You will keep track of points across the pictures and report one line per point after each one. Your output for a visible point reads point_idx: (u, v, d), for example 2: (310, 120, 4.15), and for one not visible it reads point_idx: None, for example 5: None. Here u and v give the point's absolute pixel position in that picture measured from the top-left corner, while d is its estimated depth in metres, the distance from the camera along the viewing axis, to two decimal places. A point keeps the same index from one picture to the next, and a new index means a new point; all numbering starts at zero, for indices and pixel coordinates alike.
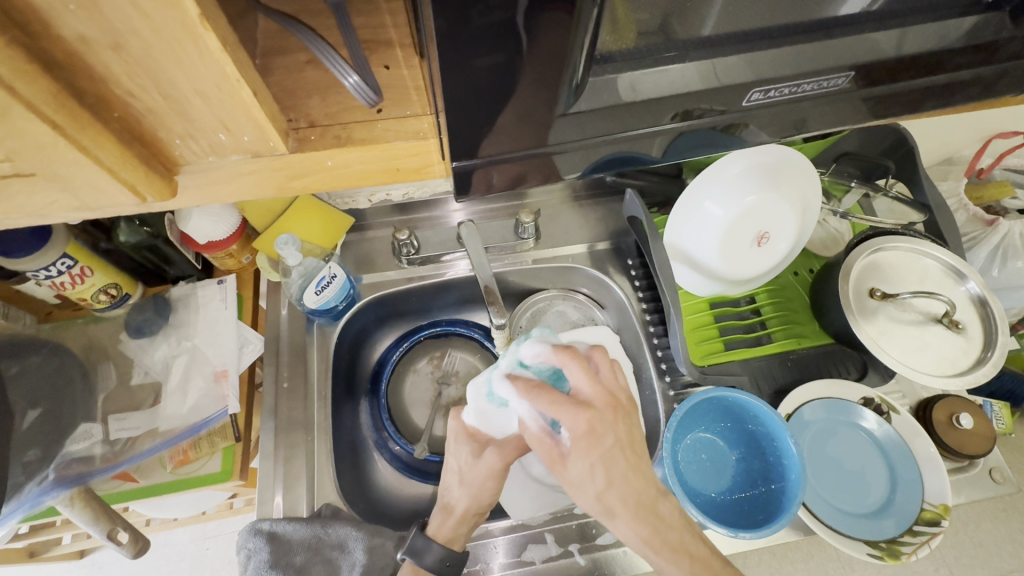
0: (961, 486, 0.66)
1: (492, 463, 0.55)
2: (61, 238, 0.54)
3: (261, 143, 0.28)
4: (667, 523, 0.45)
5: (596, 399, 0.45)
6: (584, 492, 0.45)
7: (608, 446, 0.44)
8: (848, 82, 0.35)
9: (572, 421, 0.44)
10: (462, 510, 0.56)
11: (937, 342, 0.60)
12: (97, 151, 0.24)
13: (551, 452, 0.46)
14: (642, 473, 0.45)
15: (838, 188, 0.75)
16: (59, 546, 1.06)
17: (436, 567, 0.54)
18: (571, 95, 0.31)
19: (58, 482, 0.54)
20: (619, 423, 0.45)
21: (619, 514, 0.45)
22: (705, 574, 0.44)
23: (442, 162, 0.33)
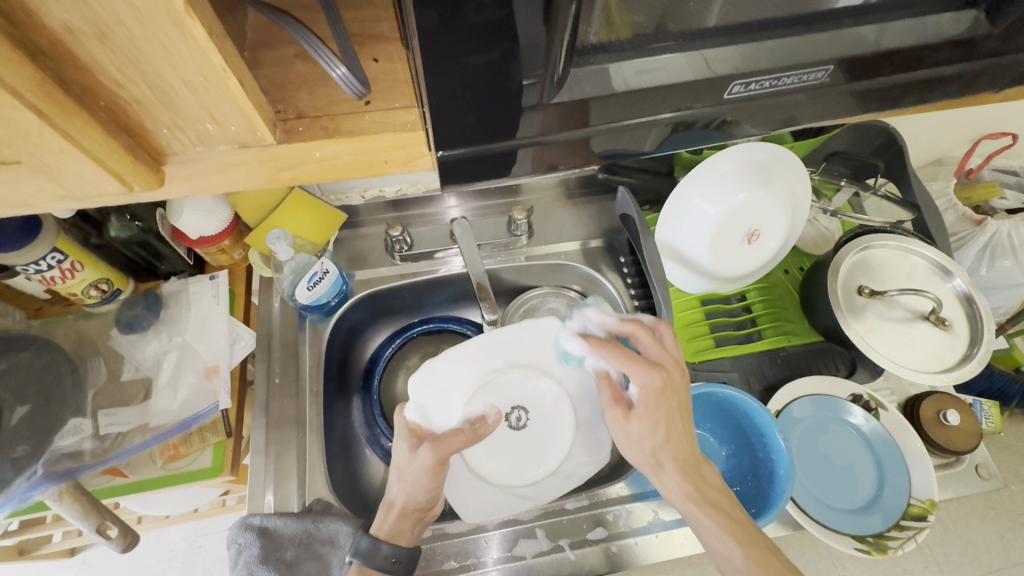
0: (948, 481, 0.67)
1: (427, 458, 0.53)
2: (50, 233, 0.55)
3: (249, 134, 0.29)
4: (707, 481, 0.52)
5: (665, 363, 0.52)
6: (641, 444, 0.52)
7: (672, 405, 0.51)
8: (832, 77, 0.35)
9: (646, 378, 0.50)
10: (402, 504, 0.54)
11: (924, 338, 0.60)
12: (82, 140, 0.24)
13: (619, 402, 0.53)
14: (690, 435, 0.52)
15: (829, 187, 0.74)
16: (51, 543, 1.06)
17: (386, 567, 0.52)
18: (550, 88, 0.31)
19: (48, 477, 0.55)
20: (680, 388, 0.51)
21: (668, 467, 0.51)
22: (740, 533, 0.49)
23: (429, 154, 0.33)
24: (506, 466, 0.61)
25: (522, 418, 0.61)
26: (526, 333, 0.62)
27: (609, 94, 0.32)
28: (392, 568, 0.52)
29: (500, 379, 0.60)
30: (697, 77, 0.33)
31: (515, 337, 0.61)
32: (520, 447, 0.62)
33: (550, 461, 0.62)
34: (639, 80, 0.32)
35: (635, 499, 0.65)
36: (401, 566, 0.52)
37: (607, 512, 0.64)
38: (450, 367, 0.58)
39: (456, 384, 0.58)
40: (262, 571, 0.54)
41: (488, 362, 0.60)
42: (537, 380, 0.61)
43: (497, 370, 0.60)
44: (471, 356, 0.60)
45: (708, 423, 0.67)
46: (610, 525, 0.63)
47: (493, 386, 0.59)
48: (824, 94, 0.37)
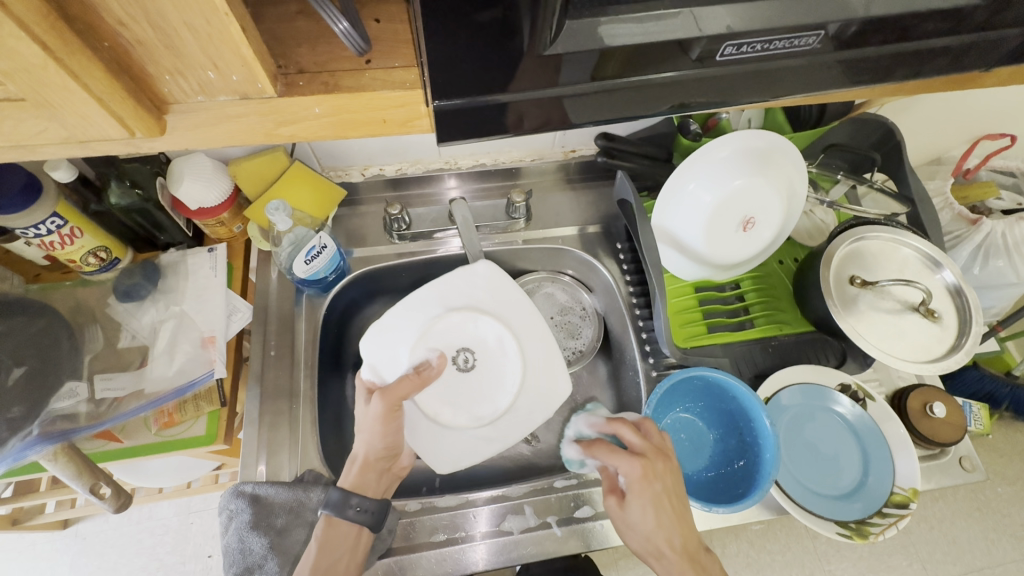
0: (931, 472, 0.68)
1: (377, 408, 0.57)
2: (50, 198, 0.55)
3: (250, 84, 0.29)
4: (711, 571, 0.51)
5: (647, 449, 0.53)
6: (637, 534, 0.52)
7: (659, 490, 0.52)
8: (821, 42, 0.35)
9: (630, 468, 0.52)
10: (365, 455, 0.57)
11: (913, 329, 0.61)
12: (85, 78, 0.25)
13: (614, 491, 0.55)
14: (684, 521, 0.52)
15: (826, 180, 0.76)
16: (45, 513, 1.07)
17: (355, 517, 0.54)
18: (546, 39, 0.30)
19: (43, 437, 0.56)
20: (665, 470, 0.53)
21: (667, 556, 0.51)
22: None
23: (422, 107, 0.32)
24: (461, 408, 0.65)
25: (470, 360, 0.66)
26: (461, 282, 0.67)
27: (598, 48, 0.32)
28: (359, 517, 0.54)
29: (440, 326, 0.65)
30: (690, 35, 0.33)
31: (450, 286, 0.66)
32: (472, 387, 0.66)
33: (500, 399, 0.65)
34: (638, 38, 0.32)
35: None
36: (369, 516, 0.55)
37: (596, 491, 0.65)
38: (391, 321, 0.64)
39: (400, 336, 0.64)
40: (253, 537, 0.55)
41: (427, 313, 0.65)
42: (477, 322, 0.66)
43: (436, 318, 0.65)
44: (409, 308, 0.65)
45: (697, 407, 0.67)
46: (597, 504, 0.64)
47: (434, 332, 0.65)
48: (819, 64, 0.37)
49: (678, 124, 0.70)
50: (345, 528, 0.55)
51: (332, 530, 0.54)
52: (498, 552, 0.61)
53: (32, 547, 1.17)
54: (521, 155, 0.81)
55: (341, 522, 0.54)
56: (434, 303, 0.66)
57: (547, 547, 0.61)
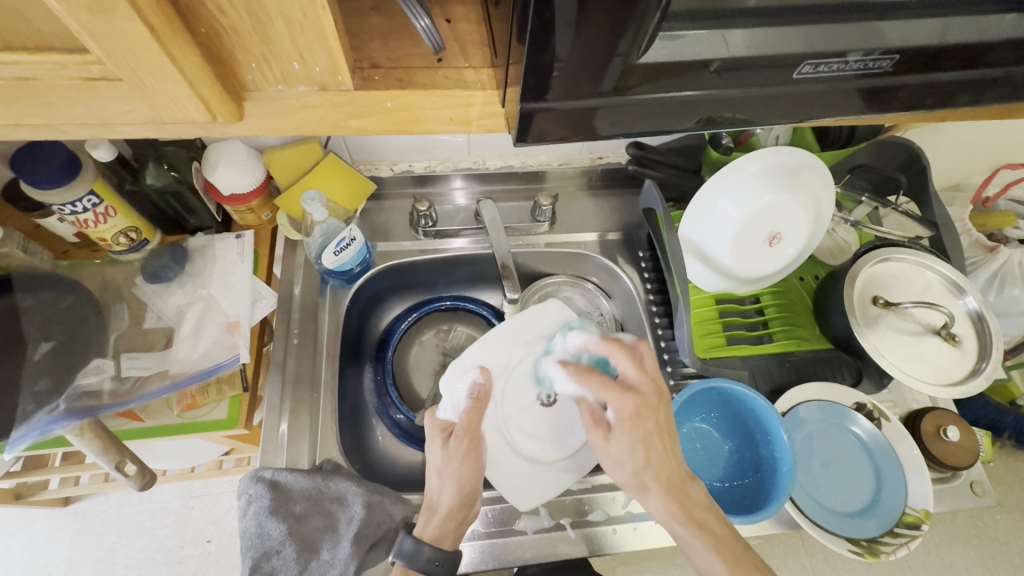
0: (942, 495, 0.68)
1: (462, 445, 0.58)
2: (88, 175, 0.56)
3: (330, 76, 0.30)
4: (694, 500, 0.52)
5: (642, 385, 0.52)
6: (622, 466, 0.52)
7: (650, 427, 0.51)
8: (894, 66, 0.36)
9: (621, 403, 0.51)
10: (447, 507, 0.56)
11: (933, 352, 0.62)
12: (182, 61, 0.26)
13: (598, 424, 0.54)
14: (676, 455, 0.53)
15: (850, 199, 0.76)
16: (47, 489, 1.07)
17: (427, 569, 0.53)
18: (641, 48, 0.31)
19: (69, 413, 0.56)
20: (661, 409, 0.52)
21: (652, 488, 0.52)
22: (726, 552, 0.50)
23: (507, 107, 0.34)
24: (545, 442, 0.63)
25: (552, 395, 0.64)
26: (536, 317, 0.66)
27: (668, 56, 0.32)
28: (434, 570, 0.53)
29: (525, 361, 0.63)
30: (722, 55, 0.33)
31: (527, 322, 0.65)
32: (555, 422, 0.64)
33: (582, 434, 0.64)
34: (705, 52, 0.33)
35: None
36: (441, 568, 0.54)
37: (609, 496, 0.65)
38: (477, 355, 0.63)
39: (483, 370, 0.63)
40: (272, 522, 0.55)
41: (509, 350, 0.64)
42: None
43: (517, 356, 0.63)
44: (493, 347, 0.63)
45: (714, 418, 0.68)
46: (610, 508, 0.65)
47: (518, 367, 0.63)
48: (882, 85, 0.37)
49: (709, 137, 0.71)
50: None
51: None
52: (508, 550, 0.61)
53: (32, 523, 1.17)
54: (549, 158, 0.81)
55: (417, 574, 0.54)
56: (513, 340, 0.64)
57: (559, 549, 0.62)
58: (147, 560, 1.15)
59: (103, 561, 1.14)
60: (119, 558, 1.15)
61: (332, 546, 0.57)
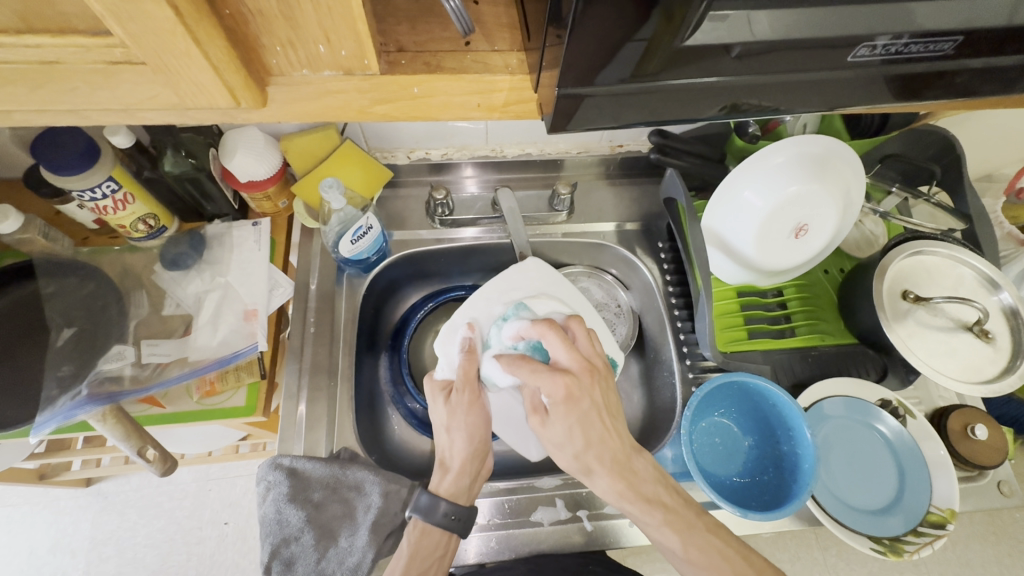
0: (968, 494, 0.67)
1: (464, 398, 0.59)
2: (107, 162, 0.56)
3: (356, 61, 0.29)
4: (642, 477, 0.51)
5: (573, 366, 0.52)
6: (562, 449, 0.50)
7: (585, 408, 0.50)
8: (955, 49, 0.34)
9: (552, 386, 0.50)
10: (459, 461, 0.58)
11: (965, 348, 0.60)
12: (207, 45, 0.25)
13: (536, 410, 0.52)
14: (616, 433, 0.51)
15: (879, 190, 0.74)
16: (70, 470, 1.09)
17: (445, 524, 0.55)
18: (685, 29, 0.29)
19: (91, 399, 0.57)
20: (595, 387, 0.51)
21: (597, 470, 0.50)
22: (677, 523, 0.50)
23: (539, 92, 0.33)
24: None
25: None
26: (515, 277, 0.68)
27: (707, 37, 0.31)
28: (451, 524, 0.55)
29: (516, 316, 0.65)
30: (763, 37, 0.32)
31: (509, 283, 0.66)
32: None
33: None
34: (740, 36, 0.31)
35: None
36: (459, 523, 0.55)
37: None
38: (466, 314, 0.64)
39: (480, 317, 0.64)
40: (291, 509, 0.56)
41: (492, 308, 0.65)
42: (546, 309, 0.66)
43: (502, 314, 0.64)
44: (480, 303, 0.65)
45: (734, 412, 0.67)
46: None
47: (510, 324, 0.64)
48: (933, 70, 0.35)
49: (735, 126, 0.69)
50: (436, 536, 0.55)
51: (424, 539, 0.55)
52: (523, 541, 0.62)
53: (55, 502, 1.19)
54: (567, 147, 0.80)
55: (433, 529, 0.55)
56: (497, 300, 0.65)
57: (575, 541, 0.62)
58: (166, 540, 1.18)
59: (124, 540, 1.17)
60: (139, 537, 1.17)
61: (350, 534, 0.58)
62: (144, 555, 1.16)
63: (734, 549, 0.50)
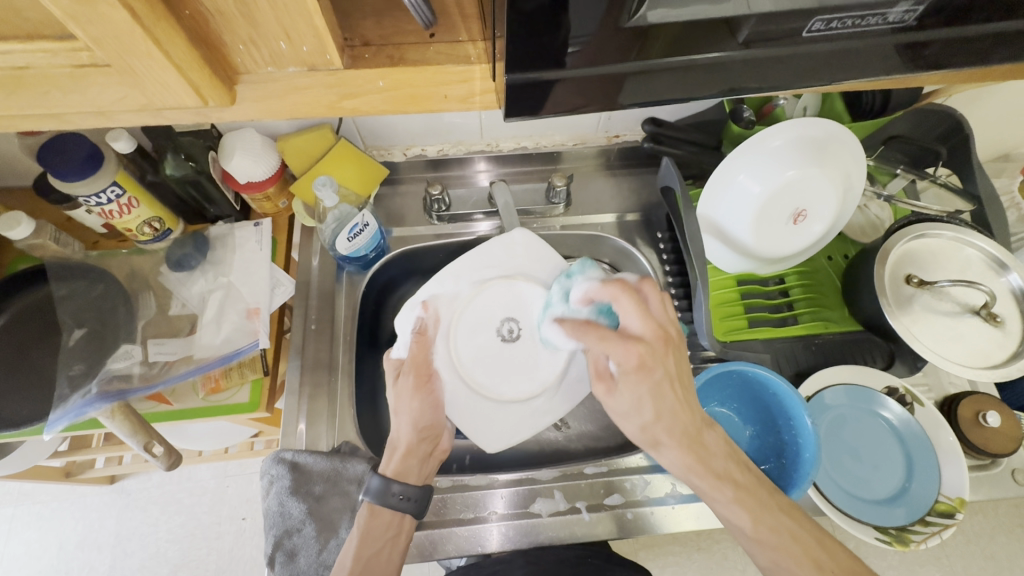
0: (980, 483, 0.65)
1: (410, 382, 0.59)
2: (111, 166, 0.58)
3: (318, 56, 0.30)
4: (712, 452, 0.50)
5: (647, 333, 0.49)
6: (630, 420, 0.51)
7: (658, 378, 0.49)
8: (916, 20, 0.33)
9: (624, 356, 0.48)
10: (406, 442, 0.57)
11: (971, 333, 0.58)
12: (168, 45, 0.26)
13: (602, 376, 0.52)
14: (688, 407, 0.50)
15: (884, 173, 0.71)
16: (94, 468, 1.13)
17: (396, 504, 0.55)
18: (625, 15, 0.29)
19: (101, 396, 0.59)
20: (670, 357, 0.49)
21: (665, 443, 0.50)
22: (747, 499, 0.49)
23: (496, 82, 0.33)
24: (512, 380, 0.64)
25: (514, 330, 0.65)
26: (497, 250, 0.67)
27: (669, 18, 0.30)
28: (402, 505, 0.55)
29: (484, 297, 0.65)
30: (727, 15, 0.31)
31: (481, 259, 0.66)
32: (518, 358, 0.64)
33: (544, 375, 0.64)
34: (701, 15, 0.31)
35: (654, 470, 0.65)
36: (411, 503, 0.55)
37: (625, 480, 0.65)
38: (426, 291, 0.65)
39: (438, 298, 0.65)
40: (293, 501, 0.58)
41: (459, 287, 0.66)
42: (521, 290, 0.66)
43: (466, 294, 0.65)
44: (445, 281, 0.65)
45: (735, 403, 0.67)
46: (627, 493, 0.64)
47: (477, 304, 0.65)
48: (909, 43, 0.35)
49: (731, 110, 0.67)
50: (386, 517, 0.55)
51: (374, 520, 0.54)
52: (521, 534, 0.62)
53: (81, 499, 1.24)
54: (563, 139, 0.80)
55: (383, 510, 0.55)
56: (466, 278, 0.66)
57: (575, 532, 0.62)
58: (187, 535, 1.21)
59: (148, 535, 1.21)
60: (162, 532, 1.21)
61: (350, 526, 0.59)
62: (167, 549, 1.20)
63: (809, 535, 0.47)
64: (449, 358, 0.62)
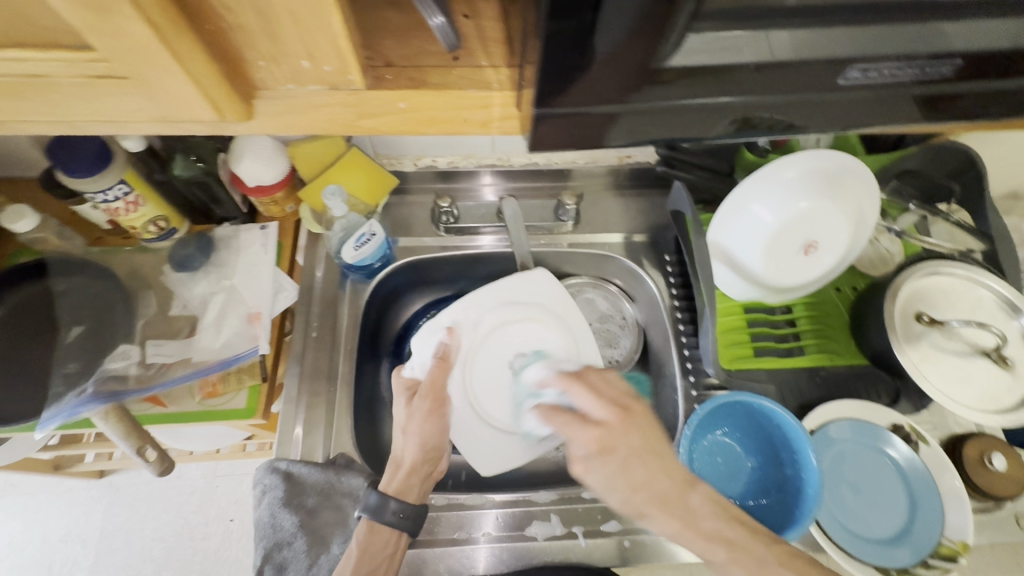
0: (984, 527, 0.64)
1: (425, 405, 0.58)
2: (119, 164, 0.57)
3: (340, 76, 0.29)
4: (698, 513, 0.46)
5: (607, 416, 0.48)
6: (610, 497, 0.47)
7: (624, 454, 0.47)
8: (954, 71, 0.33)
9: (585, 441, 0.47)
10: (411, 461, 0.57)
11: (980, 375, 0.58)
12: (186, 60, 0.25)
13: (574, 459, 0.48)
14: (665, 470, 0.47)
15: (895, 207, 0.70)
16: (83, 462, 1.11)
17: (393, 522, 0.54)
18: (663, 53, 0.29)
19: (95, 396, 0.58)
20: (632, 433, 0.48)
21: (647, 513, 0.47)
22: (743, 559, 0.45)
23: (525, 109, 0.32)
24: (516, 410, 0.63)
25: None
26: (521, 286, 0.68)
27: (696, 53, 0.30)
28: (400, 522, 0.54)
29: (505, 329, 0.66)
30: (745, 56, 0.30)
31: (513, 291, 0.67)
32: None
33: None
34: (726, 55, 0.30)
35: None
36: (409, 521, 0.55)
37: None
38: (450, 315, 0.65)
39: (457, 320, 0.65)
40: (285, 513, 0.57)
41: (482, 314, 0.66)
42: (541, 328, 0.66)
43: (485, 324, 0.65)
44: (467, 308, 0.66)
45: (737, 433, 0.65)
46: (624, 520, 0.63)
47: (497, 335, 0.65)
48: (937, 91, 0.34)
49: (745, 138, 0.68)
50: (386, 534, 0.55)
51: (373, 536, 0.54)
52: (513, 558, 0.61)
53: (68, 493, 1.22)
54: (575, 156, 0.79)
55: (381, 527, 0.54)
56: (487, 307, 0.66)
57: (570, 557, 0.61)
58: (173, 535, 1.19)
59: (134, 532, 1.19)
60: (147, 530, 1.20)
61: (343, 540, 0.58)
62: (152, 548, 1.18)
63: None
64: (462, 387, 0.63)
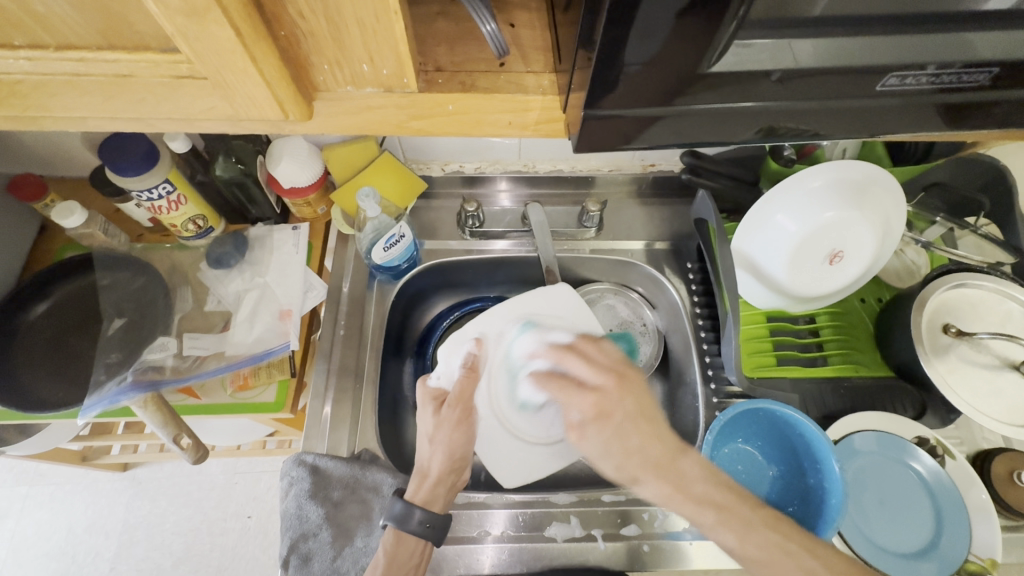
0: (1013, 545, 0.62)
1: (453, 415, 0.60)
2: (165, 164, 0.60)
3: (396, 78, 0.31)
4: (688, 477, 0.46)
5: (602, 380, 0.49)
6: (604, 463, 0.47)
7: (619, 421, 0.47)
8: (989, 80, 0.33)
9: (581, 405, 0.48)
10: (437, 472, 0.58)
11: (1011, 389, 0.57)
12: (262, 64, 0.27)
13: (571, 427, 0.49)
14: (658, 436, 0.47)
15: (923, 220, 0.71)
16: (109, 454, 1.14)
17: (420, 532, 0.55)
18: (709, 57, 0.30)
19: (134, 385, 0.60)
20: (627, 395, 0.48)
21: (641, 475, 0.46)
22: (733, 520, 0.45)
23: (568, 113, 0.34)
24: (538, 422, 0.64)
25: None
26: (545, 297, 0.68)
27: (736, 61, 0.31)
28: (427, 533, 0.56)
29: None
30: (783, 64, 0.32)
31: (538, 302, 0.68)
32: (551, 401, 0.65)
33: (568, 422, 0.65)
34: (762, 63, 0.31)
35: None
36: (435, 531, 0.56)
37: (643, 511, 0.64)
38: (477, 327, 0.66)
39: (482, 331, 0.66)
40: (311, 505, 0.58)
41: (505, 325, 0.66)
42: None
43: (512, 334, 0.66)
44: (493, 318, 0.66)
45: (758, 441, 0.65)
46: (644, 524, 0.63)
47: None
48: (971, 100, 0.35)
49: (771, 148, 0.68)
50: (412, 544, 0.56)
51: (399, 547, 0.55)
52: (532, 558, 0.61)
53: (94, 484, 1.25)
54: (599, 164, 0.80)
55: (408, 537, 0.55)
56: (512, 317, 0.67)
57: (589, 559, 0.61)
58: (192, 529, 1.22)
59: (155, 525, 1.22)
60: (168, 524, 1.22)
61: (366, 534, 0.59)
62: (171, 542, 1.20)
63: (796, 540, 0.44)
64: (487, 396, 0.63)
